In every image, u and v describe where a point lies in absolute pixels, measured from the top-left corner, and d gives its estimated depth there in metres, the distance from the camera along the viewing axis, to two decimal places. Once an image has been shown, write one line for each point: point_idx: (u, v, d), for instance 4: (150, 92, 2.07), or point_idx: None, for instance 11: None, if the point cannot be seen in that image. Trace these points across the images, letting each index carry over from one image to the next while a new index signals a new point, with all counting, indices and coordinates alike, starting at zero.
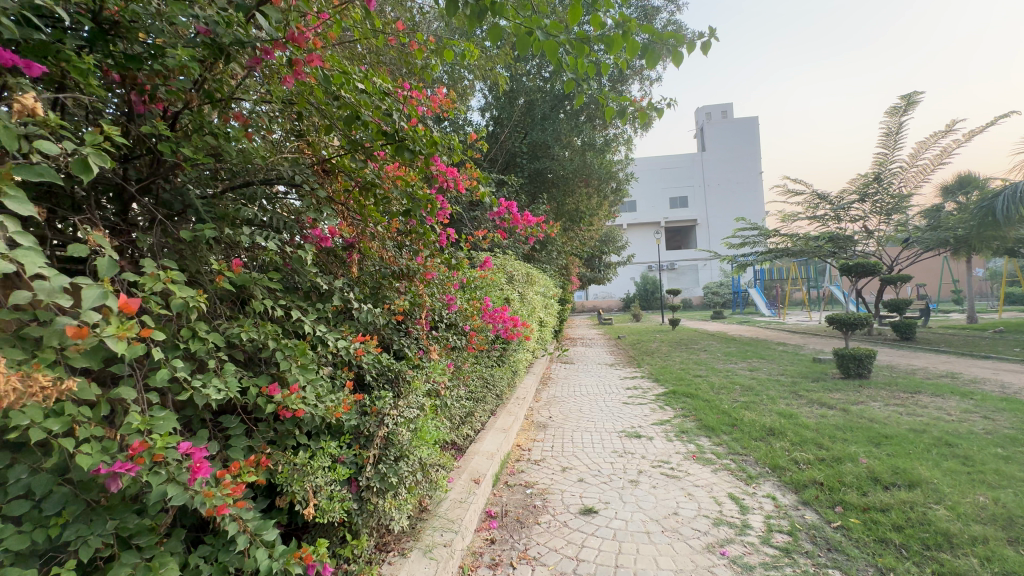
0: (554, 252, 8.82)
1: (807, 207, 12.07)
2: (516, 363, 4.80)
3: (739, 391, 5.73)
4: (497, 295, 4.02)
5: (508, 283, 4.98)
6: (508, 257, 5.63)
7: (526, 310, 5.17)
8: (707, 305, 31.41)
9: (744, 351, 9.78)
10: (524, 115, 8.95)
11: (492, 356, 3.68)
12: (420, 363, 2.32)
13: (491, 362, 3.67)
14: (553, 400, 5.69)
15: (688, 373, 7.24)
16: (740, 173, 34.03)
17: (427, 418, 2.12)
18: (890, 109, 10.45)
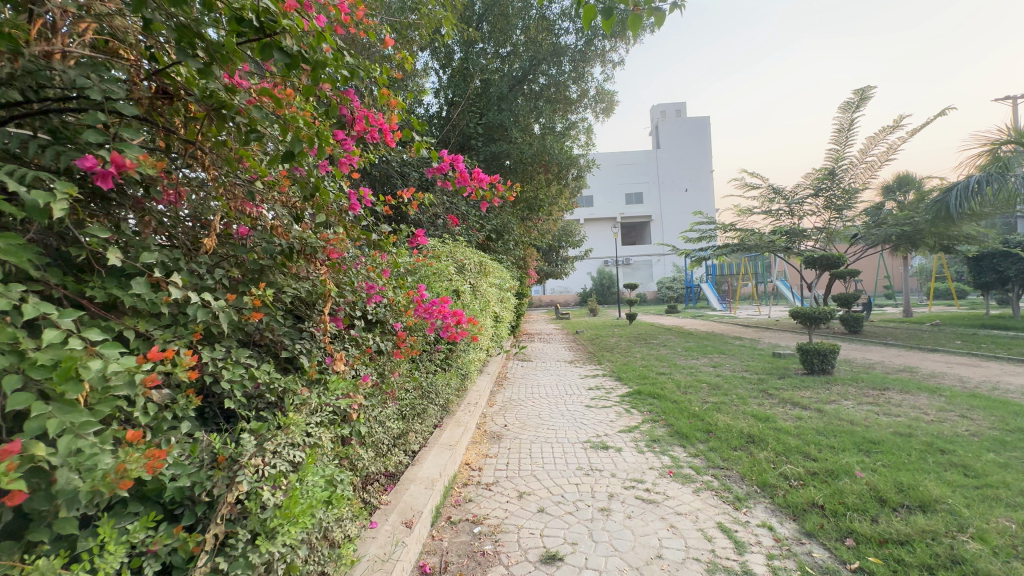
0: (509, 242, 8.21)
1: (762, 201, 12.10)
2: (466, 366, 4.16)
3: (706, 389, 5.37)
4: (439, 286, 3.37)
5: (458, 273, 4.33)
6: (459, 245, 4.97)
7: (478, 305, 4.54)
8: (661, 299, 31.91)
9: (704, 346, 9.59)
10: (479, 94, 8.29)
11: (434, 361, 3.03)
12: (320, 376, 1.67)
13: (432, 368, 3.02)
14: (509, 404, 5.10)
15: (651, 370, 6.86)
16: (693, 171, 34.78)
17: (319, 459, 1.47)
18: (843, 105, 10.55)
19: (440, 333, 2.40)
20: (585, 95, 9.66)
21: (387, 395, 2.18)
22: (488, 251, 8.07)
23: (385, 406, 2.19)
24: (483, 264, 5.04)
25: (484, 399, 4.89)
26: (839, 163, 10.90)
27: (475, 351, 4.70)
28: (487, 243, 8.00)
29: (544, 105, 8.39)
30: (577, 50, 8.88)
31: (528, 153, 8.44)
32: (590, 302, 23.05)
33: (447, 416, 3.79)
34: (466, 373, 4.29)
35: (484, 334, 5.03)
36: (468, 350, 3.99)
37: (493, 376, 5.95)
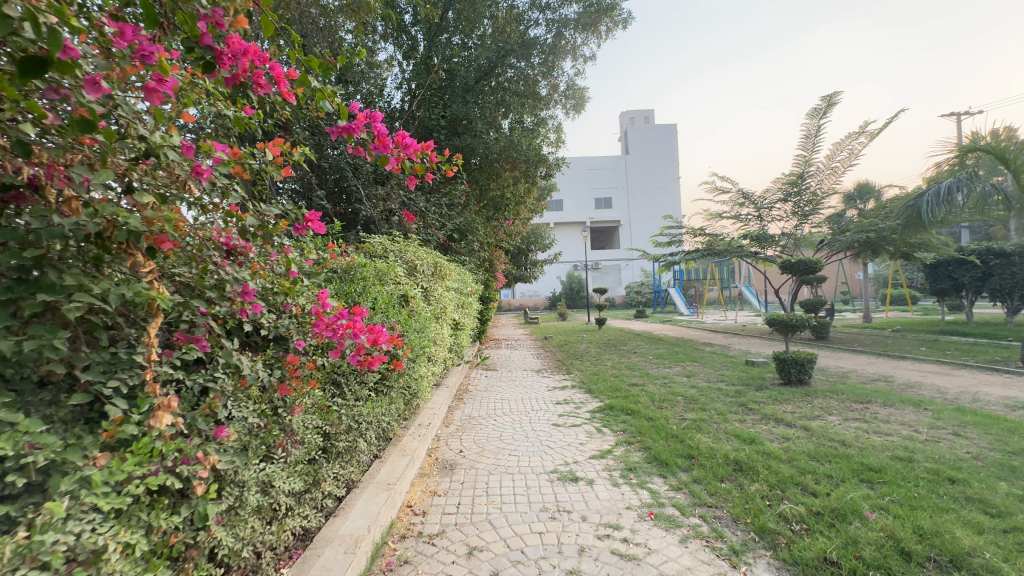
0: (474, 243, 7.64)
1: (732, 206, 11.99)
2: (412, 387, 3.56)
3: (681, 404, 4.97)
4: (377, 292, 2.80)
5: (405, 278, 3.73)
6: (410, 244, 4.38)
7: (431, 314, 3.96)
8: (629, 304, 32.02)
9: (675, 353, 9.29)
10: (442, 85, 7.73)
11: (364, 389, 2.43)
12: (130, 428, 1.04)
13: (362, 396, 2.43)
14: (467, 424, 4.54)
15: (622, 381, 6.43)
16: (661, 177, 35.16)
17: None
18: (811, 111, 10.52)
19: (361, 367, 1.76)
20: (554, 91, 9.24)
21: (274, 440, 1.58)
22: (450, 252, 7.49)
23: (272, 458, 1.59)
24: (440, 266, 4.45)
25: (438, 418, 4.33)
26: (806, 169, 10.89)
27: (426, 367, 4.10)
28: (449, 244, 7.41)
29: (511, 99, 7.88)
30: (546, 43, 8.43)
31: (495, 149, 7.89)
32: (559, 306, 22.70)
33: (387, 447, 3.21)
34: (414, 394, 3.69)
35: (438, 346, 4.45)
36: (416, 368, 3.39)
37: (451, 390, 5.37)
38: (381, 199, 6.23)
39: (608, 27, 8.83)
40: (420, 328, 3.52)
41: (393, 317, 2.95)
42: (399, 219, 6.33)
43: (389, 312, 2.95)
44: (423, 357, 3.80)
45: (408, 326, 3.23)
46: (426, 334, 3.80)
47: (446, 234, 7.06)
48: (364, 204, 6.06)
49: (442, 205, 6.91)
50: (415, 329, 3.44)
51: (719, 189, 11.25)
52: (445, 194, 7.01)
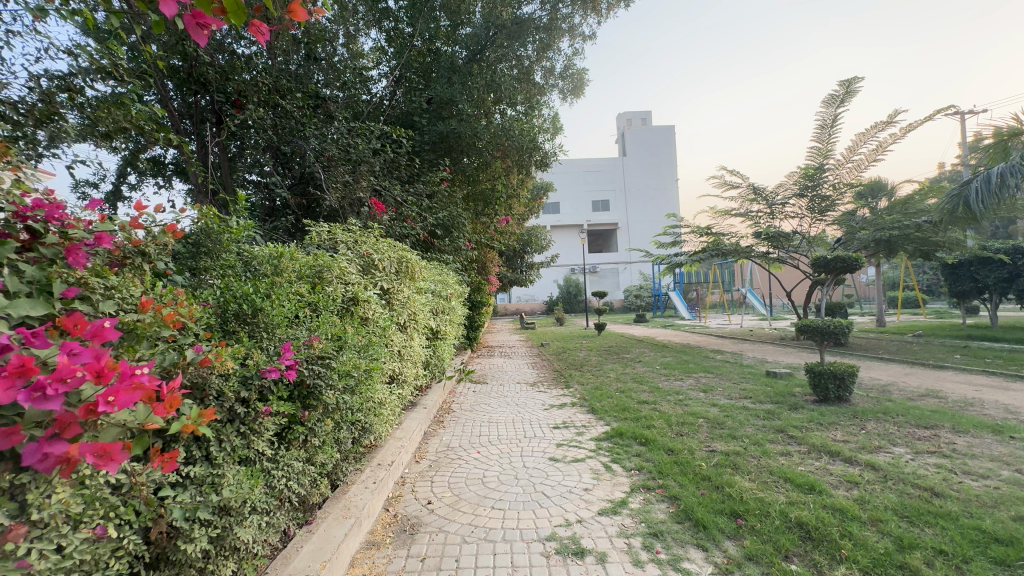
0: (461, 241, 6.76)
1: (741, 202, 11.15)
2: (362, 420, 2.69)
3: (704, 430, 4.11)
4: (285, 297, 1.94)
5: (354, 277, 2.86)
6: (370, 235, 3.51)
7: (392, 324, 3.09)
8: (628, 308, 31.22)
9: (684, 363, 8.43)
10: (424, 64, 6.90)
11: (251, 447, 1.55)
12: None
13: (247, 458, 1.56)
14: (443, 457, 3.69)
15: (629, 397, 5.57)
16: (659, 179, 34.46)
17: None
18: (827, 98, 9.75)
19: (66, 468, 0.88)
20: (550, 76, 8.41)
21: None
22: (432, 251, 6.64)
23: None
24: (410, 263, 3.58)
25: (406, 453, 3.48)
26: (821, 163, 10.09)
27: (389, 389, 3.25)
28: (432, 241, 6.56)
29: (502, 80, 7.05)
30: (541, 22, 7.61)
31: (484, 135, 7.02)
32: (556, 310, 21.83)
33: (323, 508, 2.37)
34: (369, 427, 2.83)
35: (406, 363, 3.57)
36: (366, 397, 2.52)
37: (428, 411, 4.53)
38: (345, 184, 5.38)
39: (609, 4, 7.99)
40: (376, 343, 2.65)
41: (321, 328, 2.08)
42: (369, 209, 5.50)
43: (318, 324, 2.08)
44: (380, 381, 2.92)
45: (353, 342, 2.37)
46: (384, 351, 2.92)
47: (427, 231, 6.22)
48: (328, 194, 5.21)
49: (422, 197, 6.10)
50: (369, 344, 2.57)
51: (728, 184, 10.43)
52: (425, 185, 6.14)
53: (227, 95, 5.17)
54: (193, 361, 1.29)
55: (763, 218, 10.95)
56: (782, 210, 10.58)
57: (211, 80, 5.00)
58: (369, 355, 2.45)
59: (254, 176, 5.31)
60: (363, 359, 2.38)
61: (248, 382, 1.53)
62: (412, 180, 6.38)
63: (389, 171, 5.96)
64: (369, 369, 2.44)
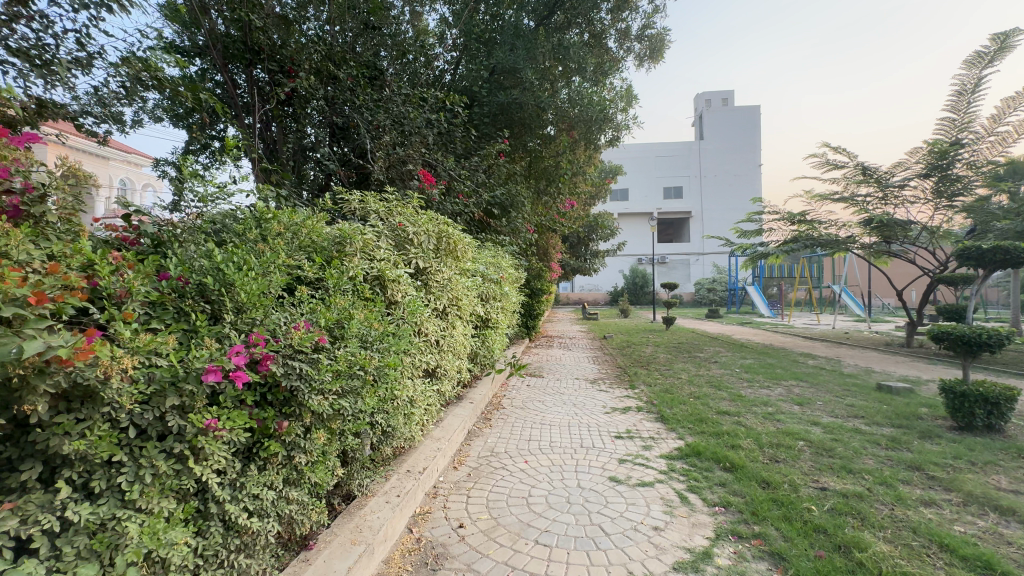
0: (518, 220, 6.21)
1: (846, 184, 9.62)
2: (382, 421, 2.25)
3: (807, 458, 3.30)
4: (265, 272, 1.49)
5: (381, 253, 2.40)
6: (408, 207, 3.04)
7: (425, 309, 2.61)
8: (699, 302, 29.30)
9: (770, 367, 7.38)
10: (486, 30, 6.36)
11: (184, 479, 1.10)
12: None
13: (180, 492, 1.11)
14: (485, 465, 3.22)
15: (706, 406, 4.78)
16: (741, 164, 31.76)
17: None
18: (970, 58, 8.08)
19: None
20: (625, 40, 7.52)
21: None
22: (488, 231, 6.17)
23: None
24: (453, 240, 3.05)
25: (442, 457, 3.02)
26: (956, 137, 8.39)
27: (423, 384, 2.80)
28: (488, 221, 6.09)
29: (571, 44, 6.31)
30: None
31: (549, 106, 6.37)
32: (621, 301, 20.76)
33: (331, 527, 1.95)
34: (392, 431, 2.40)
35: (447, 355, 3.11)
36: (385, 398, 2.07)
37: (473, 408, 4.09)
38: (395, 156, 5.03)
39: None
40: (401, 333, 2.18)
41: (315, 313, 1.60)
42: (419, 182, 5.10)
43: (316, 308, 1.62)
44: (408, 375, 2.46)
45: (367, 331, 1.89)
46: (413, 342, 2.45)
47: (482, 209, 5.76)
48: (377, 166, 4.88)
49: (477, 172, 5.63)
50: (391, 335, 2.11)
51: (831, 163, 9.00)
52: (480, 159, 5.64)
53: (281, 64, 4.96)
54: (49, 356, 0.86)
55: (872, 203, 9.37)
56: (899, 194, 8.97)
57: (264, 48, 4.76)
58: (389, 345, 1.98)
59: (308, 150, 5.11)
60: (379, 351, 1.91)
61: (180, 386, 1.07)
62: (468, 155, 5.91)
63: (444, 144, 5.55)
64: (387, 365, 1.96)
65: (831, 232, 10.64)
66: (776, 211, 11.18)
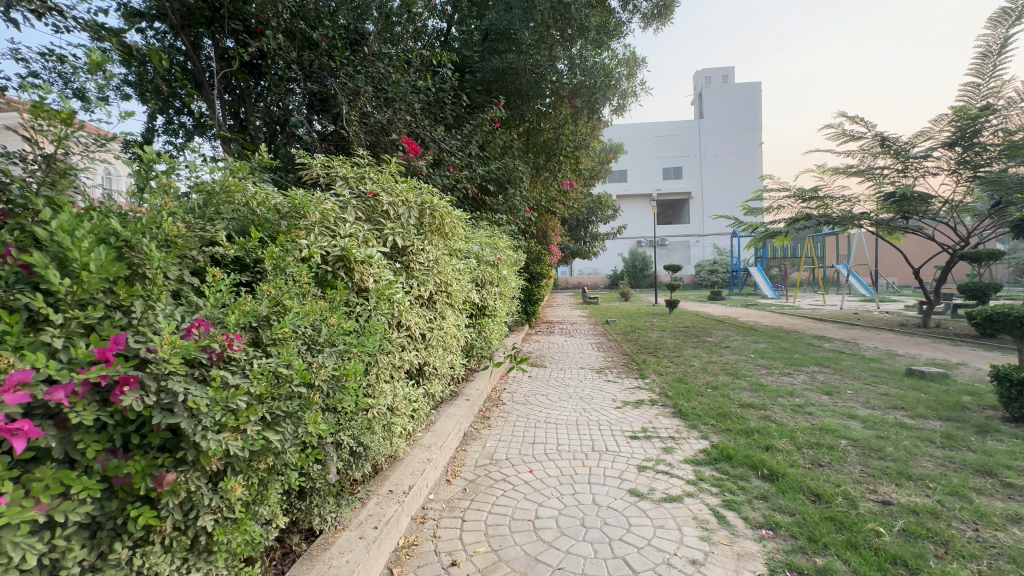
0: (516, 197, 5.69)
1: (863, 156, 9.08)
2: (349, 438, 1.79)
3: (855, 461, 2.85)
4: (135, 241, 1.00)
5: (345, 228, 1.91)
6: (385, 173, 2.52)
7: (403, 297, 2.12)
8: (699, 284, 28.88)
9: (786, 352, 6.94)
10: None
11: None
12: None
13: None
14: (483, 477, 2.77)
15: (727, 399, 4.35)
16: (743, 142, 31.00)
17: None
18: (999, 16, 7.49)
19: None
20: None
21: None
22: (483, 210, 5.66)
23: None
24: (439, 214, 2.54)
25: (431, 471, 2.55)
26: (982, 103, 7.84)
27: (406, 386, 2.34)
28: (483, 199, 5.58)
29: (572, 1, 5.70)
30: None
31: (548, 72, 5.78)
32: (621, 285, 20.30)
33: None
34: (365, 449, 1.93)
35: (436, 352, 2.64)
36: (344, 411, 1.62)
37: (469, 407, 3.63)
38: (377, 125, 4.53)
39: None
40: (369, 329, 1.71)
41: (221, 308, 1.13)
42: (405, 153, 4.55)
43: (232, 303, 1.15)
44: (383, 379, 2.00)
45: (315, 328, 1.43)
46: (386, 338, 1.97)
47: (476, 185, 5.24)
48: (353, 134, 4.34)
49: (470, 144, 5.10)
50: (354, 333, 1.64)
51: (848, 135, 8.43)
52: (472, 129, 5.11)
53: (246, 22, 4.35)
54: None
55: (890, 175, 8.85)
56: (920, 165, 8.45)
57: (224, 3, 4.14)
58: (347, 347, 1.51)
59: (282, 120, 4.57)
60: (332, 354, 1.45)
61: None
62: (459, 124, 5.36)
63: (431, 112, 5.01)
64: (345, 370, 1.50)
65: (844, 208, 10.14)
66: (786, 187, 10.65)
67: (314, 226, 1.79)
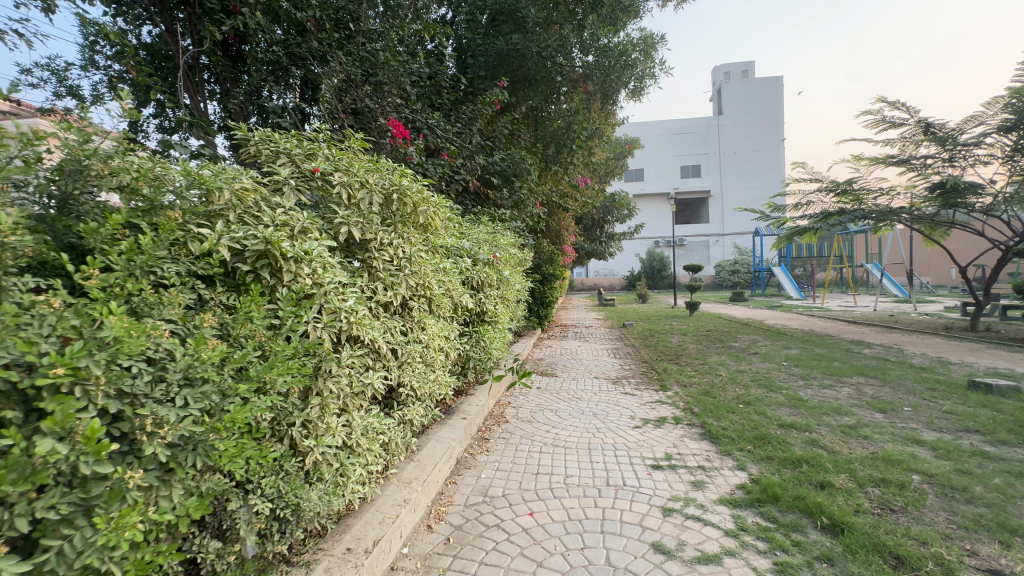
0: (521, 191, 5.20)
1: (905, 145, 8.34)
2: (269, 498, 1.32)
3: (938, 508, 2.28)
4: None
5: (272, 215, 1.48)
6: (347, 150, 2.05)
7: (356, 304, 1.65)
8: (719, 284, 27.93)
9: (823, 359, 6.29)
10: None
11: None
12: None
13: None
14: (473, 521, 2.27)
15: (763, 417, 3.77)
16: (764, 138, 30.00)
17: None
18: None
19: None
20: None
21: None
22: (486, 205, 5.17)
23: None
24: (414, 200, 2.06)
25: (407, 517, 2.05)
26: None
27: (369, 415, 1.88)
28: (486, 192, 5.09)
29: None
30: None
31: (559, 54, 5.27)
32: (638, 285, 19.60)
33: None
34: (300, 508, 1.45)
35: (412, 370, 2.17)
36: (240, 465, 1.17)
37: (465, 428, 3.15)
38: (364, 110, 4.08)
39: None
40: (286, 352, 1.27)
41: None
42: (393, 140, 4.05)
43: None
44: (328, 409, 1.55)
45: (163, 356, 1.05)
46: (326, 358, 1.53)
47: (477, 177, 4.77)
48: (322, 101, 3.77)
49: (469, 132, 4.64)
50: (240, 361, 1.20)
51: (888, 122, 7.73)
52: (472, 115, 4.64)
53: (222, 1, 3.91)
54: None
55: (935, 165, 8.11)
56: (969, 153, 7.71)
57: None
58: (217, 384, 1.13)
59: (260, 104, 4.15)
60: (182, 392, 1.05)
61: None
62: (458, 111, 4.88)
63: (425, 96, 4.58)
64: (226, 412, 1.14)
65: (881, 203, 9.39)
66: (817, 180, 9.92)
67: (218, 212, 1.36)
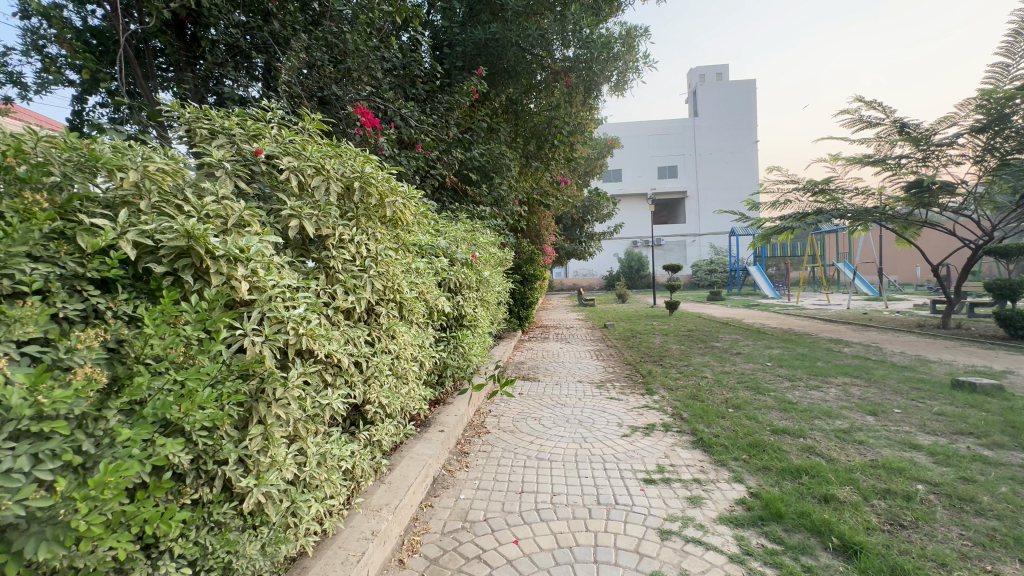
0: (501, 188, 4.96)
1: (881, 145, 8.42)
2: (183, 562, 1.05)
3: (950, 522, 2.14)
4: None
5: (197, 203, 1.20)
6: (301, 133, 1.78)
7: (306, 311, 1.39)
8: (697, 284, 28.23)
9: (806, 359, 6.24)
10: None
11: None
12: None
13: None
14: (451, 553, 2.02)
15: (755, 423, 3.61)
16: (739, 140, 30.49)
17: None
18: None
19: None
20: None
21: None
22: (464, 201, 4.92)
23: None
24: (381, 191, 1.80)
25: (375, 554, 1.79)
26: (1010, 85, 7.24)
27: (328, 440, 1.62)
28: (464, 188, 4.84)
29: None
30: None
31: (539, 45, 5.05)
32: (618, 285, 19.60)
33: None
34: (235, 564, 1.18)
35: (380, 385, 1.91)
36: (120, 535, 0.91)
37: (442, 442, 2.89)
38: (330, 98, 3.78)
39: None
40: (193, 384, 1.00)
41: None
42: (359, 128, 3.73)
43: None
44: (276, 438, 1.29)
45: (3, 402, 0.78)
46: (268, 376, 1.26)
47: (454, 172, 4.51)
48: (281, 84, 3.45)
49: (445, 124, 4.38)
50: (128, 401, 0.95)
51: (864, 121, 7.78)
52: (448, 106, 4.38)
53: None
54: None
55: (909, 165, 8.21)
56: (943, 153, 7.81)
57: None
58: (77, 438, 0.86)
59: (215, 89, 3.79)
60: (21, 451, 0.78)
61: None
62: (434, 103, 4.61)
63: (397, 86, 4.30)
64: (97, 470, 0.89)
65: (856, 202, 9.50)
66: (794, 179, 9.98)
67: (126, 198, 1.09)
